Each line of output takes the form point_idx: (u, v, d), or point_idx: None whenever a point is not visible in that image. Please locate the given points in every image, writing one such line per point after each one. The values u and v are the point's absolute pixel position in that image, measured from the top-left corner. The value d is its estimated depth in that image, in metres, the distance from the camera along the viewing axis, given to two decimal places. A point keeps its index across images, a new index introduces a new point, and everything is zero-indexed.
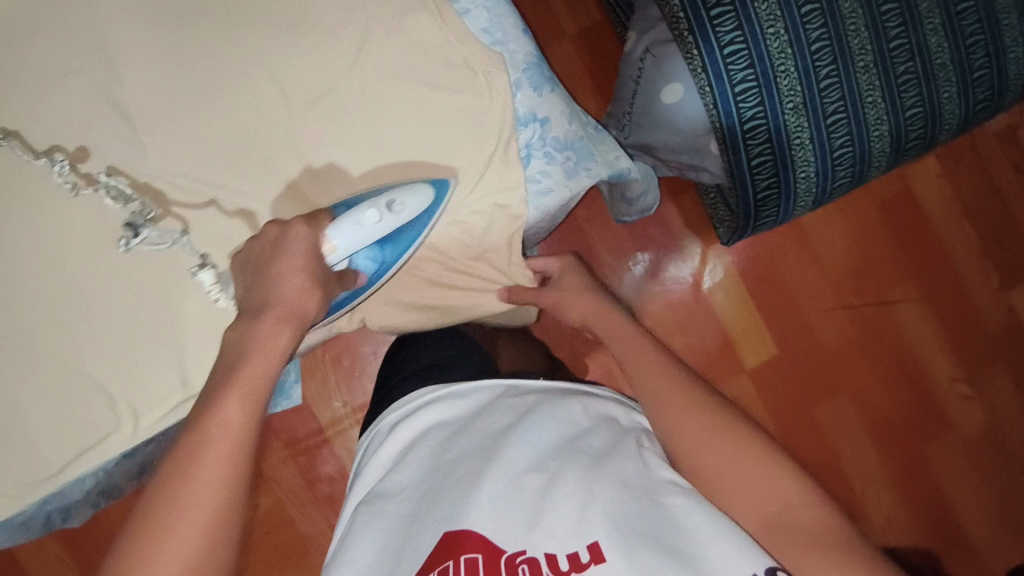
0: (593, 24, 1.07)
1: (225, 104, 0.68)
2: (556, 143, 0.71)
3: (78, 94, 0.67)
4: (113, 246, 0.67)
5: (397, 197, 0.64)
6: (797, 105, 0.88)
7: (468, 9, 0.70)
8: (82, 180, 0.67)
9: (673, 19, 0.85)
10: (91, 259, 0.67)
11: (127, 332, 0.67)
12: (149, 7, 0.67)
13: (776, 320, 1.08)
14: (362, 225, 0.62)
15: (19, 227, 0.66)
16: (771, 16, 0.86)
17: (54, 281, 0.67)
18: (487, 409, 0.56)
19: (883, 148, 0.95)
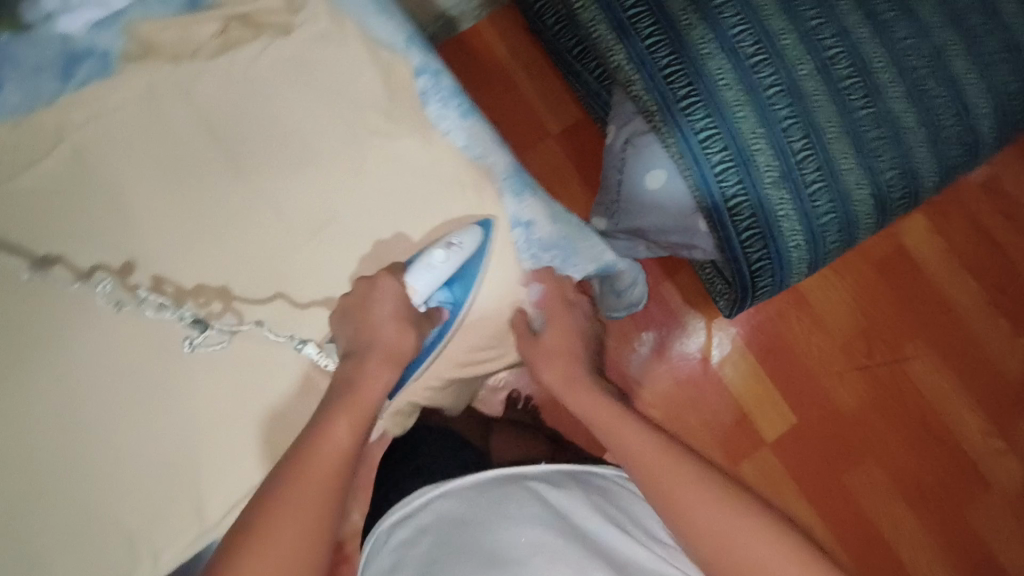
0: (574, 122, 1.14)
1: (230, 236, 0.72)
2: (541, 244, 0.75)
3: (87, 239, 0.70)
4: (126, 383, 0.69)
5: (453, 234, 0.71)
6: (776, 179, 0.92)
7: (448, 130, 0.75)
8: (126, 292, 0.69)
9: (647, 113, 0.91)
10: (105, 398, 0.68)
11: (145, 471, 0.68)
12: (154, 155, 0.72)
13: (788, 386, 1.07)
14: (434, 267, 0.69)
15: (34, 373, 0.68)
16: (738, 101, 0.91)
17: (68, 425, 0.68)
18: (491, 493, 0.58)
19: (867, 210, 0.98)
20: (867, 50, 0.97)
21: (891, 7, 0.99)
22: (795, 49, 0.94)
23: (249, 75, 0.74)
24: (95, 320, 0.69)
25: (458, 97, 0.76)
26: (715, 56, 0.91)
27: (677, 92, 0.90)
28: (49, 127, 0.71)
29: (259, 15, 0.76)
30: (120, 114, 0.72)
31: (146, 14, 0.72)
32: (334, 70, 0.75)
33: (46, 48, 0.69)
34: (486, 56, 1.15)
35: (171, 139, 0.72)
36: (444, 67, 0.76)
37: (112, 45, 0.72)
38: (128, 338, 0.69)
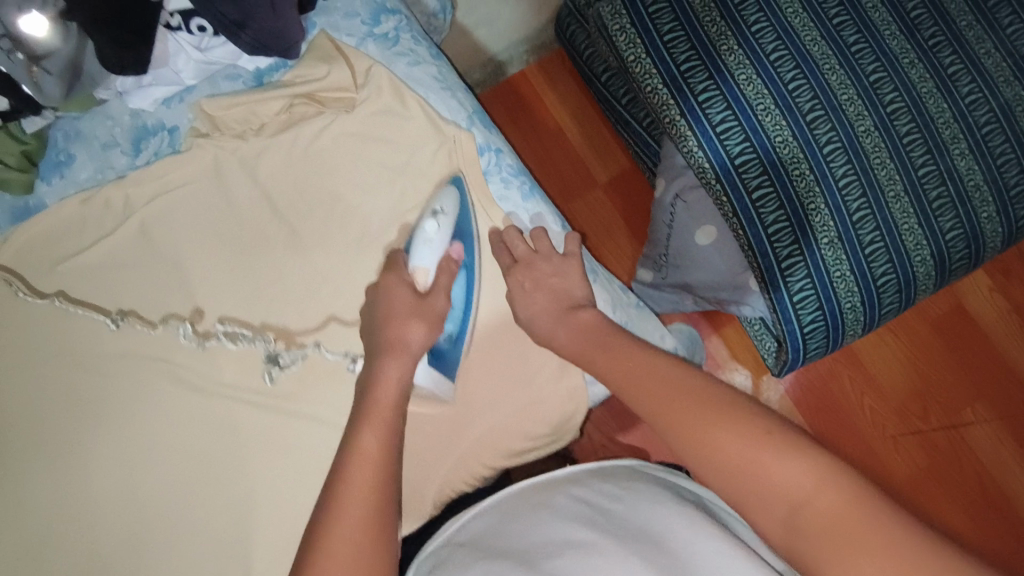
0: (621, 169, 1.13)
1: (282, 293, 0.72)
2: None
3: (145, 298, 0.72)
4: (181, 446, 0.70)
5: (434, 204, 0.70)
6: (833, 239, 0.90)
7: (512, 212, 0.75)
8: (203, 336, 0.71)
9: (700, 169, 0.90)
10: (160, 463, 0.70)
11: (197, 538, 0.69)
12: (211, 219, 0.73)
13: (840, 449, 1.03)
14: (430, 240, 0.68)
15: (93, 434, 0.70)
16: (794, 159, 0.89)
17: (125, 489, 0.69)
18: (516, 504, 0.57)
19: (928, 271, 0.94)
20: (930, 105, 0.94)
21: (956, 59, 0.95)
22: (855, 105, 0.92)
23: (308, 150, 0.73)
24: (152, 397, 0.70)
25: (521, 176, 0.76)
26: (772, 112, 0.90)
27: (731, 150, 0.89)
28: (116, 202, 0.73)
29: (323, 91, 0.74)
30: (181, 190, 0.73)
31: (213, 93, 0.74)
32: (390, 139, 0.74)
33: (116, 123, 0.73)
34: (536, 104, 1.15)
35: (229, 214, 0.73)
36: (505, 146, 0.76)
37: (182, 122, 0.74)
38: (184, 417, 0.70)
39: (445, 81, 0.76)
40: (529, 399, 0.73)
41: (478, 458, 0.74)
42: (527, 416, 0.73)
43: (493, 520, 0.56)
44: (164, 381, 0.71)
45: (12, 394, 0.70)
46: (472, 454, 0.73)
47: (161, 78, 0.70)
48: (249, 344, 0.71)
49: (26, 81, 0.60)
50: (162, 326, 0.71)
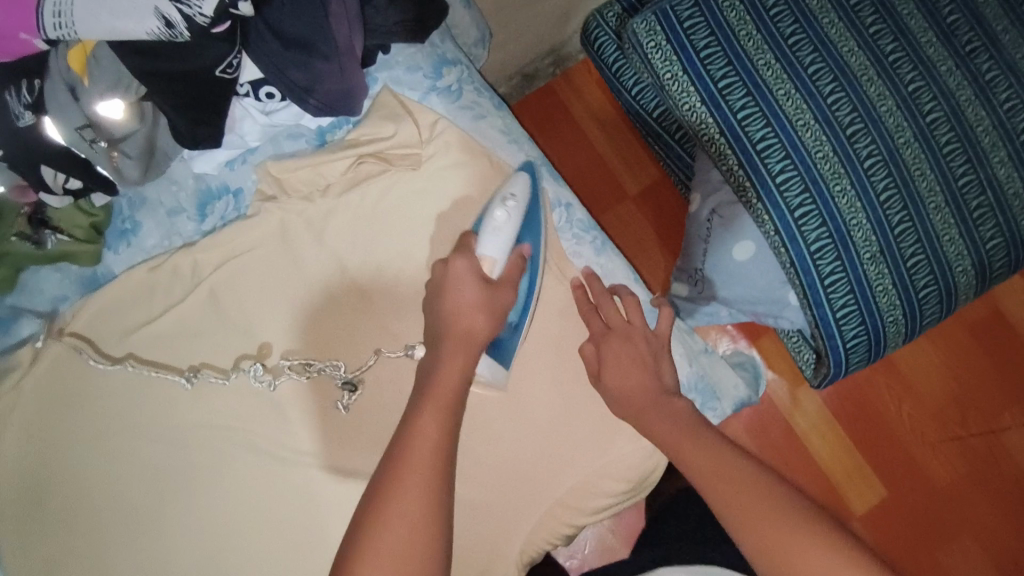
0: (652, 180, 1.12)
1: (337, 332, 0.73)
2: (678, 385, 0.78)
3: (201, 345, 0.73)
4: (246, 489, 0.71)
5: (505, 191, 0.70)
6: (875, 254, 0.89)
7: (584, 263, 0.78)
8: (269, 373, 0.71)
9: (740, 187, 0.90)
10: (222, 507, 0.71)
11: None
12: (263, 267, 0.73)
13: (881, 459, 1.04)
14: (500, 228, 0.67)
15: (156, 480, 0.71)
16: (835, 174, 0.88)
17: (192, 533, 0.70)
18: None
19: (968, 281, 0.94)
20: (969, 113, 0.93)
21: (993, 65, 0.94)
22: (894, 116, 0.91)
23: (354, 195, 0.74)
24: (228, 465, 0.71)
25: (592, 230, 0.78)
26: (812, 127, 0.89)
27: (772, 167, 0.88)
28: (184, 268, 0.73)
29: (391, 149, 0.74)
30: (248, 255, 0.73)
31: (277, 153, 0.74)
32: (452, 195, 0.74)
33: (180, 189, 0.73)
34: (565, 118, 1.13)
35: (297, 278, 0.73)
36: (574, 200, 0.79)
37: (245, 183, 0.74)
38: (263, 486, 0.71)
39: (511, 133, 0.76)
40: (604, 459, 0.75)
41: (558, 517, 0.75)
42: (606, 472, 0.75)
43: None
44: (240, 449, 0.71)
45: (83, 464, 0.70)
46: (552, 512, 0.75)
47: (228, 143, 0.71)
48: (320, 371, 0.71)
49: (108, 167, 0.63)
50: (234, 374, 0.71)
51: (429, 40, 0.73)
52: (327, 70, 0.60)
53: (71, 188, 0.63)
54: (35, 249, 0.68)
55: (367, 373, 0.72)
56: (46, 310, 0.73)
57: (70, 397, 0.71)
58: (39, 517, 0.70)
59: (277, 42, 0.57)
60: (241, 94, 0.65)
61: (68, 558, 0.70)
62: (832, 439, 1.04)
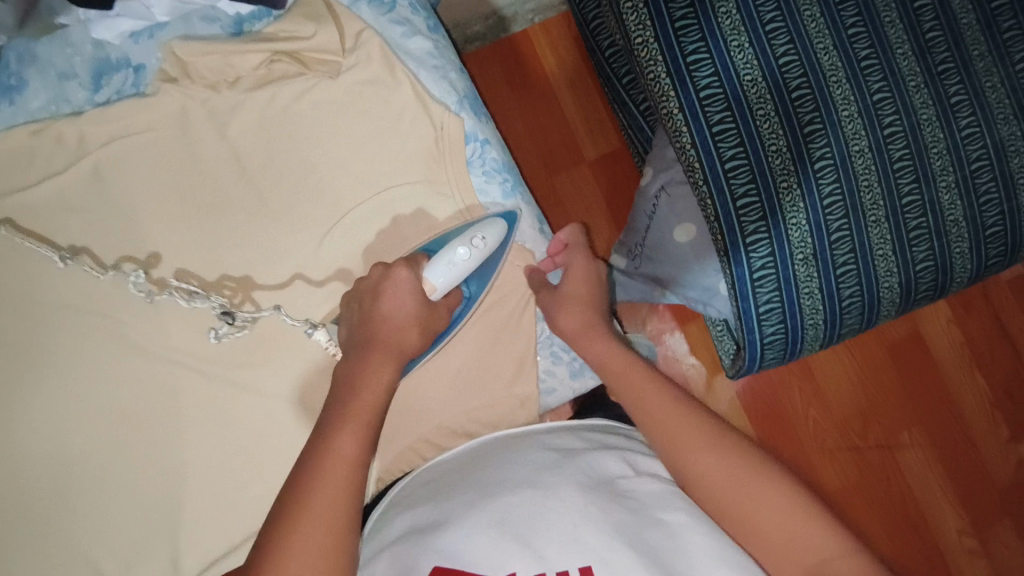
0: (611, 149, 1.11)
1: (258, 229, 0.77)
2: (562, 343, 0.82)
3: (112, 220, 0.76)
4: (143, 363, 0.76)
5: (476, 234, 0.72)
6: (808, 257, 0.90)
7: (484, 190, 0.81)
8: (155, 287, 0.75)
9: (690, 167, 0.89)
10: (121, 375, 0.76)
11: (152, 444, 0.76)
12: (188, 161, 0.77)
13: (780, 454, 1.06)
14: (456, 263, 0.70)
15: (54, 337, 0.75)
16: (784, 171, 0.88)
17: (83, 392, 0.75)
18: (460, 466, 0.63)
19: (892, 298, 0.95)
20: (927, 133, 0.92)
21: (961, 90, 0.94)
22: (854, 123, 0.90)
23: (291, 111, 0.78)
24: (116, 336, 0.76)
25: (503, 172, 0.81)
26: (770, 118, 0.89)
27: (723, 154, 0.88)
28: (70, 138, 0.76)
29: (308, 51, 0.77)
30: (161, 138, 0.77)
31: (188, 33, 0.76)
32: (383, 131, 0.79)
33: (77, 53, 0.75)
34: (534, 67, 1.10)
35: (213, 181, 0.77)
36: (492, 137, 0.81)
37: (149, 58, 0.77)
38: (146, 379, 0.76)
39: (439, 60, 0.80)
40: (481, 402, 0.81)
41: (425, 442, 0.80)
42: (476, 417, 0.81)
43: (440, 484, 0.61)
44: (131, 334, 0.76)
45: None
46: (411, 448, 0.79)
47: (129, 11, 0.74)
48: (201, 302, 0.75)
49: None
50: (112, 272, 0.75)
51: None
52: None
53: None
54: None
55: (258, 317, 0.76)
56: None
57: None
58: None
59: None
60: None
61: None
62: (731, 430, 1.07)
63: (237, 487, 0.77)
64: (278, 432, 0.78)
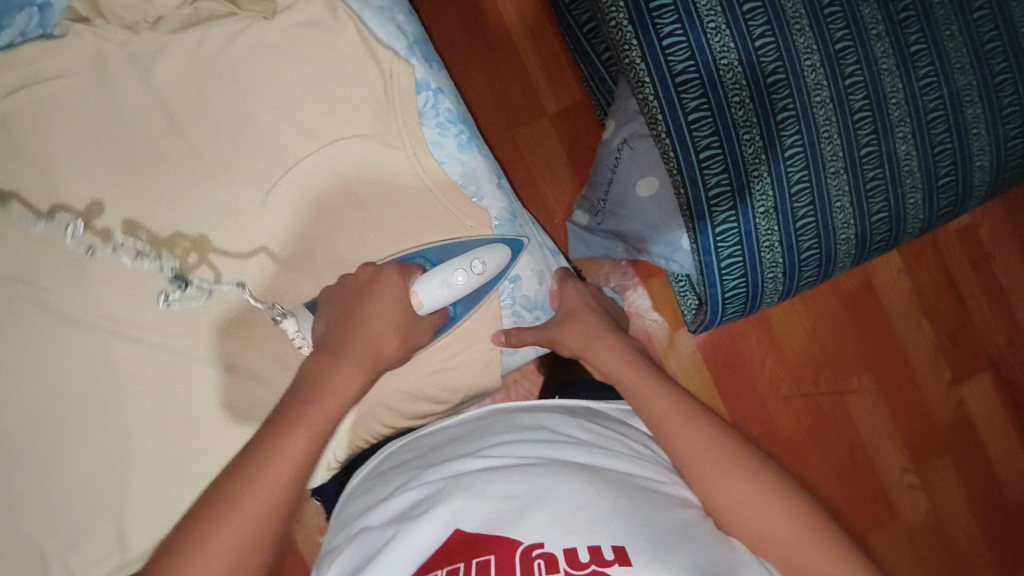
0: (572, 101, 1.08)
1: (197, 187, 0.73)
2: (524, 300, 0.83)
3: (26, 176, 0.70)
4: (74, 331, 0.72)
5: (477, 259, 0.73)
6: (769, 210, 0.90)
7: (439, 143, 0.79)
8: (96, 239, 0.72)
9: (652, 119, 0.87)
10: (50, 344, 0.71)
11: (95, 416, 0.72)
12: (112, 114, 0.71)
13: (736, 405, 1.09)
14: (449, 284, 0.72)
15: None
16: (746, 122, 0.87)
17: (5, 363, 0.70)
18: (466, 438, 0.64)
19: (848, 250, 0.97)
20: (885, 83, 0.92)
21: (920, 39, 0.93)
22: (815, 73, 0.89)
23: (227, 62, 0.72)
24: (42, 303, 0.71)
25: (459, 123, 0.79)
26: (733, 68, 0.87)
27: (686, 105, 0.86)
28: None
29: None
30: (81, 90, 0.71)
31: None
32: (332, 77, 0.75)
33: None
34: (490, 11, 1.05)
35: (143, 137, 0.72)
36: (446, 86, 0.78)
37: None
38: (78, 352, 0.72)
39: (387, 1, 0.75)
40: (444, 364, 0.81)
41: (387, 404, 0.80)
42: (439, 379, 0.81)
43: (447, 454, 0.62)
44: (57, 300, 0.71)
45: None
46: (372, 414, 0.79)
47: None
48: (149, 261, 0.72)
49: None
50: (46, 221, 0.70)
51: None
52: None
53: None
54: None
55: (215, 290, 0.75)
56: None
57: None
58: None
59: None
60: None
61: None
62: (693, 382, 1.09)
63: (190, 461, 0.75)
64: (230, 404, 0.75)
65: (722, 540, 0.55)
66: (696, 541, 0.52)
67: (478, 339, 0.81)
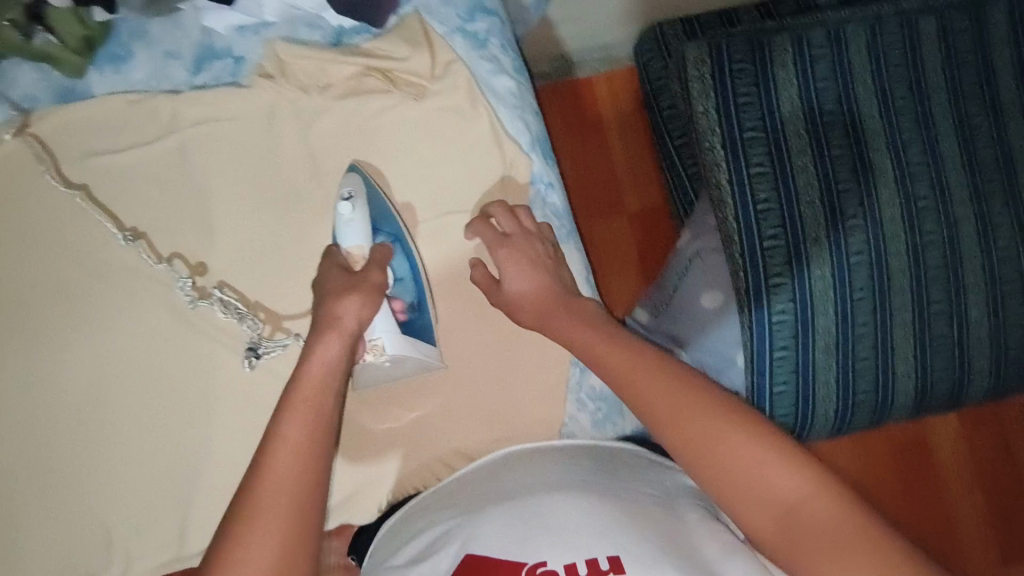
0: (653, 206, 1.13)
1: (313, 228, 0.79)
2: (590, 392, 0.83)
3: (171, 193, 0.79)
4: (178, 335, 0.78)
5: (345, 188, 0.75)
6: (828, 346, 0.91)
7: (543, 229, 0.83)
8: (199, 294, 0.78)
9: (727, 239, 0.91)
10: (153, 345, 0.78)
11: (174, 422, 0.78)
12: (255, 155, 0.80)
13: None
14: (351, 220, 0.73)
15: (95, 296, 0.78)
16: (820, 258, 0.90)
17: (112, 356, 0.78)
18: (493, 474, 0.70)
19: (905, 402, 0.96)
20: (965, 247, 0.94)
21: (1007, 212, 0.95)
22: (895, 224, 0.92)
23: (366, 125, 0.81)
24: (155, 308, 0.78)
25: (565, 217, 0.84)
26: (814, 206, 0.90)
27: (764, 231, 0.89)
28: (162, 112, 0.79)
29: (396, 70, 0.80)
30: (236, 128, 0.79)
31: (289, 37, 0.80)
32: (453, 151, 0.82)
33: (185, 36, 0.79)
34: (591, 114, 1.13)
35: (278, 177, 0.80)
36: (558, 182, 0.83)
37: (250, 54, 0.80)
38: (173, 358, 0.78)
39: (520, 101, 0.82)
40: (498, 436, 0.83)
41: (437, 463, 0.82)
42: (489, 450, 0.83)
43: (478, 492, 0.67)
44: (159, 312, 0.78)
45: (10, 271, 0.77)
46: (422, 468, 0.82)
47: (243, 8, 0.78)
48: (235, 317, 0.77)
49: None
50: (166, 267, 0.78)
51: None
52: None
53: None
54: (23, 41, 0.74)
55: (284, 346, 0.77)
56: (15, 99, 0.78)
57: (19, 198, 0.78)
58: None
59: None
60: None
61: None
62: None
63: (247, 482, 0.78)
64: None
65: (741, 545, 0.57)
66: (701, 548, 0.56)
67: (536, 417, 0.83)
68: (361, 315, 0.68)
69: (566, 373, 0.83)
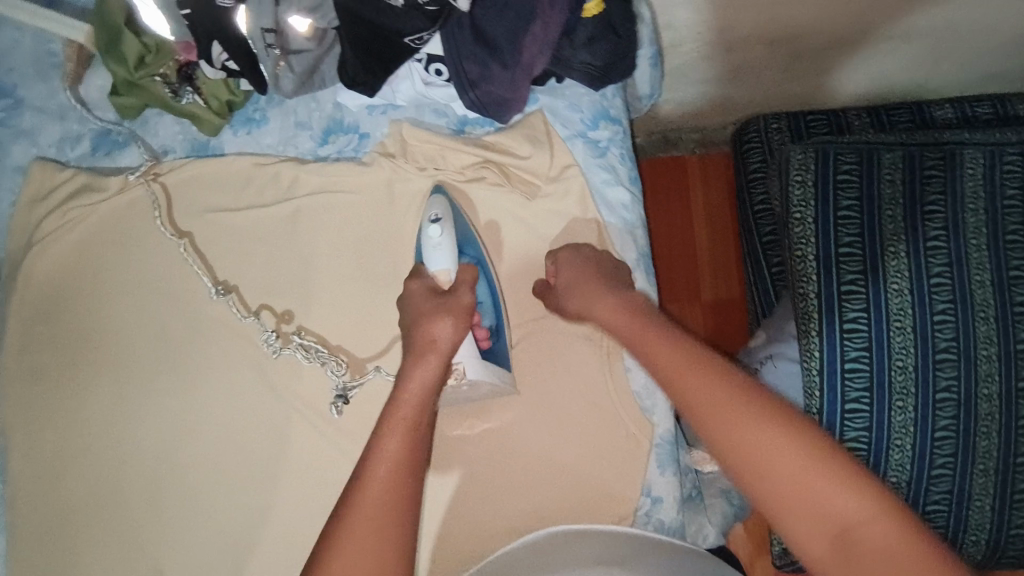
0: (729, 297, 1.11)
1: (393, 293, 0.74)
2: (659, 526, 0.70)
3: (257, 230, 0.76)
4: (238, 384, 0.74)
5: (429, 211, 0.71)
6: (899, 482, 0.87)
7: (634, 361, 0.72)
8: (281, 342, 0.73)
9: (806, 354, 0.86)
10: (213, 391, 0.74)
11: (219, 478, 0.72)
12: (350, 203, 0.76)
13: None
14: (438, 241, 0.68)
15: (167, 330, 0.75)
16: (904, 389, 0.85)
17: (171, 397, 0.74)
18: (552, 555, 0.58)
19: (975, 552, 0.89)
20: None
21: None
22: (989, 366, 0.84)
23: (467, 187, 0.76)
24: (221, 350, 0.74)
25: None
26: (906, 334, 0.85)
27: (847, 352, 0.85)
28: (283, 175, 0.76)
29: (513, 166, 0.75)
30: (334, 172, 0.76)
31: (415, 119, 0.76)
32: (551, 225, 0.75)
33: (318, 109, 0.77)
34: (680, 198, 1.13)
35: (368, 230, 0.76)
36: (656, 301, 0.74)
37: (375, 130, 0.77)
38: (229, 407, 0.73)
39: (633, 215, 0.75)
40: None
41: None
42: None
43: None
44: (241, 373, 0.74)
45: (108, 306, 0.75)
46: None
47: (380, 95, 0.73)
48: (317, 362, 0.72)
49: (270, 70, 0.67)
50: (252, 319, 0.74)
51: (601, 89, 0.74)
52: (501, 75, 0.66)
53: (228, 66, 0.67)
54: (171, 98, 0.74)
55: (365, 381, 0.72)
56: (153, 147, 0.78)
57: (131, 241, 0.76)
58: (43, 333, 0.75)
59: (470, 33, 0.63)
60: (416, 60, 0.69)
61: (34, 375, 0.74)
62: None
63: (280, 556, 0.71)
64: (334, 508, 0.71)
65: None
66: None
67: None
68: (456, 332, 0.62)
69: (635, 505, 0.70)
